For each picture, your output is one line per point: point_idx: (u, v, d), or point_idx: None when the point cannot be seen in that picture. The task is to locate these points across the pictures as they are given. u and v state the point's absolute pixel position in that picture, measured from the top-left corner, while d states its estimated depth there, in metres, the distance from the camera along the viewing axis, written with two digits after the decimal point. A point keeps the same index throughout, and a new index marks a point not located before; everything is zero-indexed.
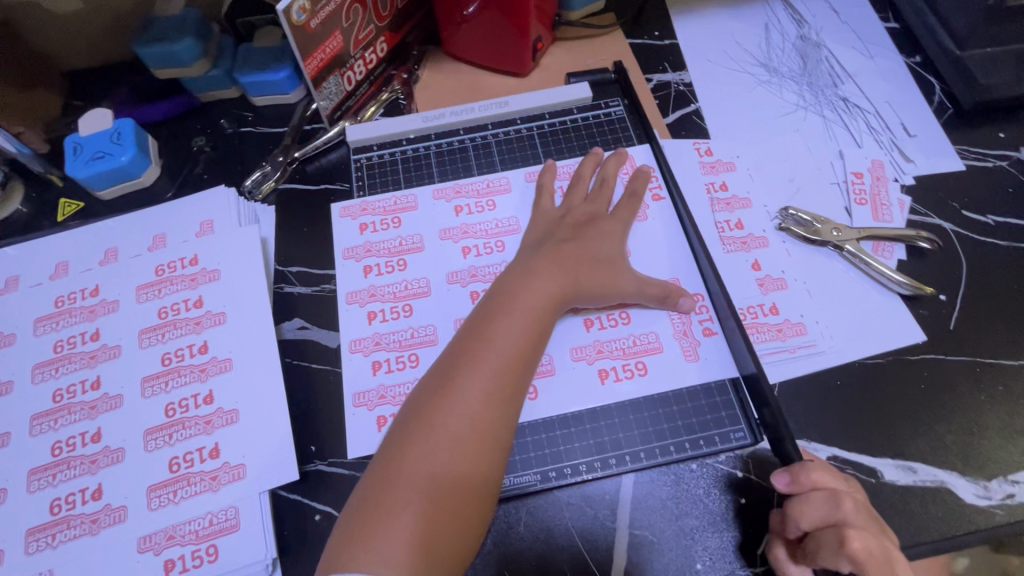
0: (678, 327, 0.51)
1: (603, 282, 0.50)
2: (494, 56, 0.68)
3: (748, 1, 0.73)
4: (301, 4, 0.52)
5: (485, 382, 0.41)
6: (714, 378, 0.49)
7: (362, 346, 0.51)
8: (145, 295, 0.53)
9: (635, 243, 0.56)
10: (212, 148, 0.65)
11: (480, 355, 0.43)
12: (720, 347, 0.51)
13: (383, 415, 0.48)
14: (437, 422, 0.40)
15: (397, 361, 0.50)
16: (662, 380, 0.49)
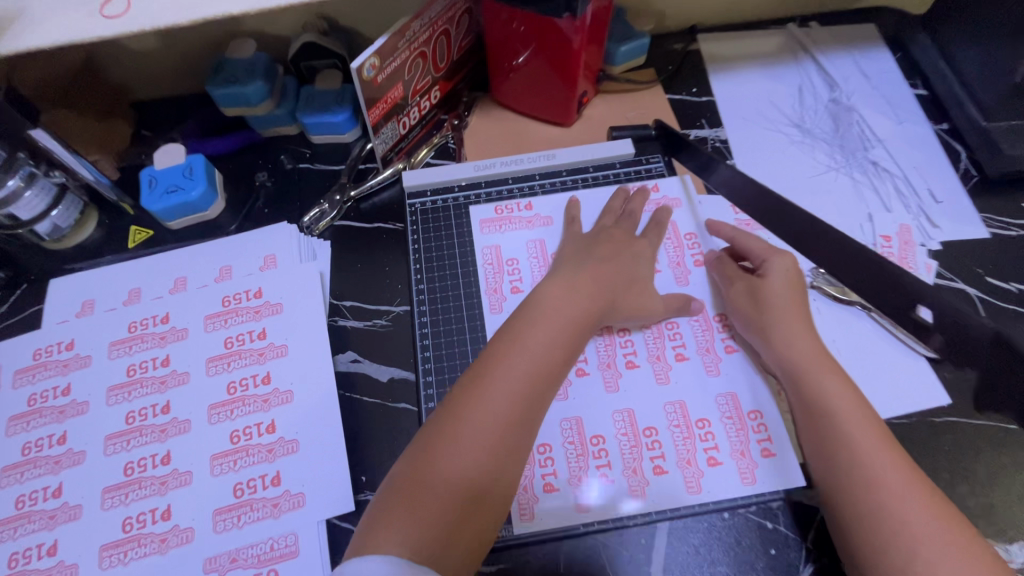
0: (702, 344, 0.58)
1: (634, 303, 0.57)
2: (540, 106, 0.72)
3: (782, 62, 0.77)
4: (371, 62, 0.56)
5: (490, 408, 0.44)
6: (729, 391, 0.55)
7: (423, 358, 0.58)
8: (213, 324, 0.56)
9: (664, 263, 0.62)
10: (273, 183, 0.69)
11: (497, 383, 0.46)
12: (740, 364, 0.56)
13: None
14: (453, 440, 0.43)
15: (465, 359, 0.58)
16: (682, 385, 0.55)
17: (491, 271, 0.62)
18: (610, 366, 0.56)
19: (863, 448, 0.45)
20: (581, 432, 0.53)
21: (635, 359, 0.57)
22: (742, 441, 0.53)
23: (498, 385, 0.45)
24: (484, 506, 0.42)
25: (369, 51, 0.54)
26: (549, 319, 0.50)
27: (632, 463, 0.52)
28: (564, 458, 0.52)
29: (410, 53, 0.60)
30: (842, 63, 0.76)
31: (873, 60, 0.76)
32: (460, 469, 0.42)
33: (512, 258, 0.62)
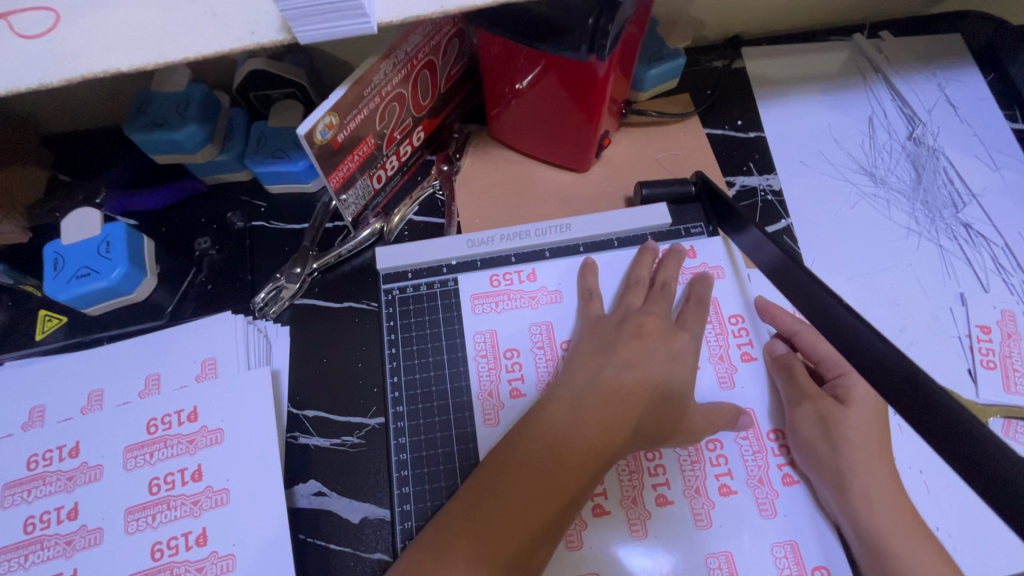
0: (753, 472, 0.42)
1: (669, 425, 0.42)
2: (549, 147, 0.58)
3: (847, 86, 0.62)
4: (328, 120, 0.41)
5: (489, 534, 0.35)
6: (792, 542, 0.40)
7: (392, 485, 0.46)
8: (134, 460, 0.44)
9: (703, 358, 0.46)
10: (218, 251, 0.55)
11: (502, 502, 0.36)
12: (803, 502, 0.41)
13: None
14: (437, 570, 0.34)
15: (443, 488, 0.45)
16: (732, 530, 0.40)
17: (483, 367, 0.48)
18: (636, 503, 0.41)
19: None
20: None
21: (668, 493, 0.41)
22: None
23: (505, 507, 0.36)
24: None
25: (323, 108, 0.40)
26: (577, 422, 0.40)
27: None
28: None
29: (382, 99, 0.46)
30: (922, 88, 0.61)
31: (961, 85, 0.62)
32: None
33: (510, 346, 0.49)
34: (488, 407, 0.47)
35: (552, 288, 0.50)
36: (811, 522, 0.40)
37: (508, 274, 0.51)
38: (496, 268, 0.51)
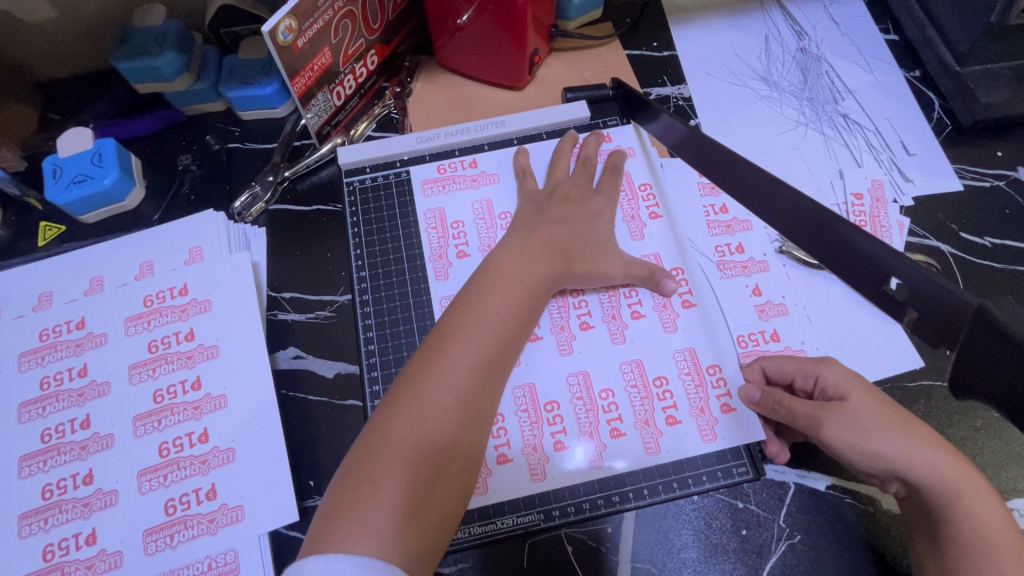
0: (658, 300, 0.52)
1: (588, 269, 0.50)
2: (489, 68, 0.66)
3: (748, 10, 0.71)
4: (287, 24, 0.50)
5: (461, 363, 0.41)
6: (689, 347, 0.51)
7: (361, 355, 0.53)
8: (134, 327, 0.51)
9: (618, 218, 0.56)
10: (198, 166, 0.62)
11: (465, 337, 0.42)
12: (699, 319, 0.52)
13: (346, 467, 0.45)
14: (421, 397, 0.39)
15: (402, 347, 0.53)
16: (641, 343, 0.50)
17: (435, 239, 0.56)
18: (563, 329, 0.51)
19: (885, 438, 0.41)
20: (528, 392, 0.48)
21: (590, 320, 0.51)
22: (702, 398, 0.49)
23: (470, 341, 0.42)
24: (457, 470, 0.38)
25: (282, 11, 0.49)
26: (516, 272, 0.47)
27: (591, 429, 0.47)
28: (518, 428, 0.47)
29: (335, 13, 0.54)
30: (809, 9, 0.71)
31: (842, 5, 0.71)
32: (434, 433, 0.38)
33: (458, 217, 0.57)
34: (439, 270, 0.55)
35: (491, 172, 0.59)
36: (704, 335, 0.51)
37: (452, 164, 0.59)
38: (445, 156, 0.60)
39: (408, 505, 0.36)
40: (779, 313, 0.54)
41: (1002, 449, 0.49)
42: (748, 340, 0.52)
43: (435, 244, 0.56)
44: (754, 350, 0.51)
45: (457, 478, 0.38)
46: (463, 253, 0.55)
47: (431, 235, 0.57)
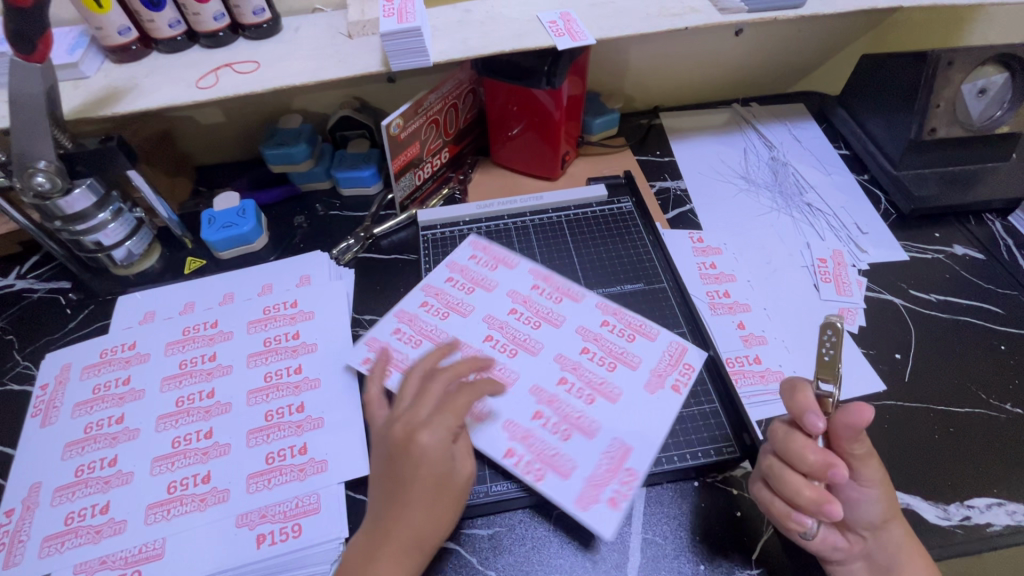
0: (651, 383, 0.59)
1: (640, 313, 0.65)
2: (531, 165, 0.87)
3: (730, 132, 0.93)
4: (397, 122, 0.71)
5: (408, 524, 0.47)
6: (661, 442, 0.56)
7: (433, 289, 0.69)
8: (255, 328, 0.66)
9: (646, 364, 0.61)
10: (308, 225, 0.82)
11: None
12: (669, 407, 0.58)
13: (428, 301, 0.68)
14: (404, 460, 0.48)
15: (461, 304, 0.67)
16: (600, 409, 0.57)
17: (508, 309, 0.66)
18: (553, 380, 0.60)
19: None
20: (504, 351, 0.62)
21: (573, 392, 0.59)
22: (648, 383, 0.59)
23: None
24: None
25: (396, 114, 0.70)
26: (405, 523, 0.47)
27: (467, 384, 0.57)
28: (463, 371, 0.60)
29: (425, 119, 0.76)
30: (778, 131, 0.93)
31: (804, 129, 0.93)
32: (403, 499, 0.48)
33: (685, 364, 0.61)
34: (465, 308, 0.66)
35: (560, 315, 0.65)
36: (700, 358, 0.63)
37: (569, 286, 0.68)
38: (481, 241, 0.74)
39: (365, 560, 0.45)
40: (760, 343, 0.66)
41: (960, 457, 0.57)
42: (738, 362, 0.64)
43: (471, 290, 0.68)
44: (743, 370, 0.63)
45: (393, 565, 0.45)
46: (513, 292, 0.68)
47: (477, 294, 0.68)
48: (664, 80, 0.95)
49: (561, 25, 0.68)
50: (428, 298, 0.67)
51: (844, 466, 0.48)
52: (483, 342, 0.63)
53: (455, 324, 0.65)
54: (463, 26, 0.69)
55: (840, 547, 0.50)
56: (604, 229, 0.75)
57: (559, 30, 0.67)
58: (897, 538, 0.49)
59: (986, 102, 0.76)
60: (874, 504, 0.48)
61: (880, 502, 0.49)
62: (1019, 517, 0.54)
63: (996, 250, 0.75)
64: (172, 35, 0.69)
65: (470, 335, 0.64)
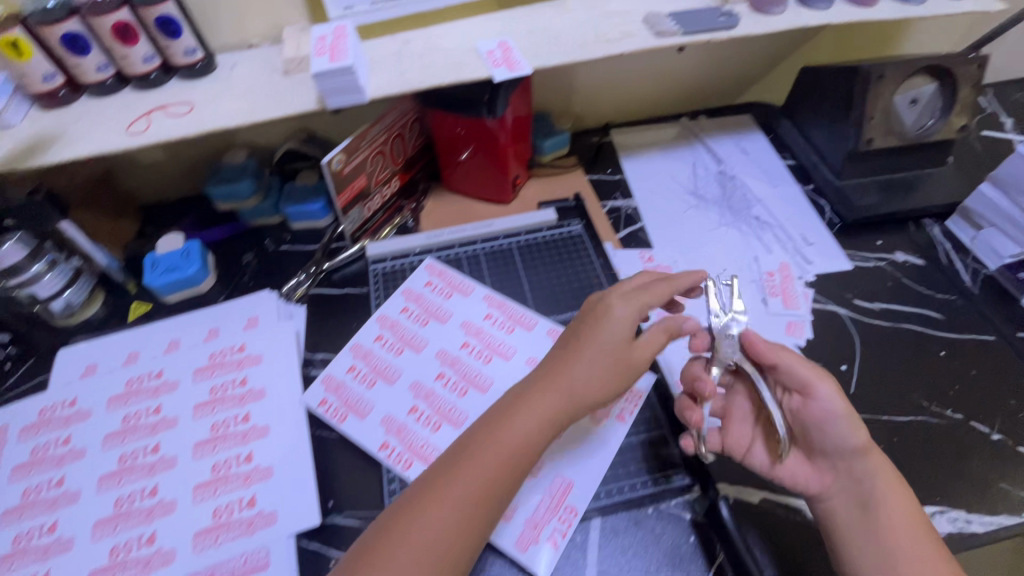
0: (596, 415, 0.61)
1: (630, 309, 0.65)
2: (483, 189, 0.87)
3: (679, 147, 0.95)
4: (339, 157, 0.70)
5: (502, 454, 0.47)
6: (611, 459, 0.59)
7: (387, 321, 0.68)
8: (201, 376, 0.65)
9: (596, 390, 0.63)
10: (258, 262, 0.81)
11: (470, 484, 0.46)
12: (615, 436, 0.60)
13: (383, 334, 0.67)
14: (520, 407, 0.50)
15: (416, 340, 0.66)
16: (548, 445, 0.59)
17: (461, 344, 0.66)
18: None
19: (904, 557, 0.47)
20: (455, 390, 0.62)
21: None
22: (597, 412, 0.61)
23: (442, 522, 0.44)
24: (467, 562, 0.44)
25: (337, 149, 0.69)
26: (509, 435, 0.48)
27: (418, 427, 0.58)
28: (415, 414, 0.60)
29: (370, 151, 0.75)
30: (725, 144, 0.94)
31: (751, 141, 0.94)
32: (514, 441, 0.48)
33: (633, 392, 0.63)
34: (418, 342, 0.66)
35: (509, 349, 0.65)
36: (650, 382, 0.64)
37: (522, 313, 0.68)
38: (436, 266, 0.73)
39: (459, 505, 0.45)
40: None
41: (904, 467, 0.59)
42: None
43: (424, 322, 0.68)
44: None
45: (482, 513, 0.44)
46: (468, 324, 0.67)
47: (431, 327, 0.67)
48: (614, 98, 0.96)
49: (499, 54, 0.68)
50: (373, 341, 0.66)
51: (806, 393, 0.53)
52: (435, 381, 0.63)
53: (408, 361, 0.64)
54: (401, 59, 0.69)
55: (807, 473, 0.53)
56: (555, 255, 0.75)
57: (497, 60, 0.67)
58: (873, 466, 0.51)
59: (918, 111, 0.79)
60: (849, 432, 0.51)
61: (854, 431, 0.51)
62: (960, 523, 0.55)
63: (934, 255, 0.78)
64: (101, 78, 0.67)
65: (423, 374, 0.63)
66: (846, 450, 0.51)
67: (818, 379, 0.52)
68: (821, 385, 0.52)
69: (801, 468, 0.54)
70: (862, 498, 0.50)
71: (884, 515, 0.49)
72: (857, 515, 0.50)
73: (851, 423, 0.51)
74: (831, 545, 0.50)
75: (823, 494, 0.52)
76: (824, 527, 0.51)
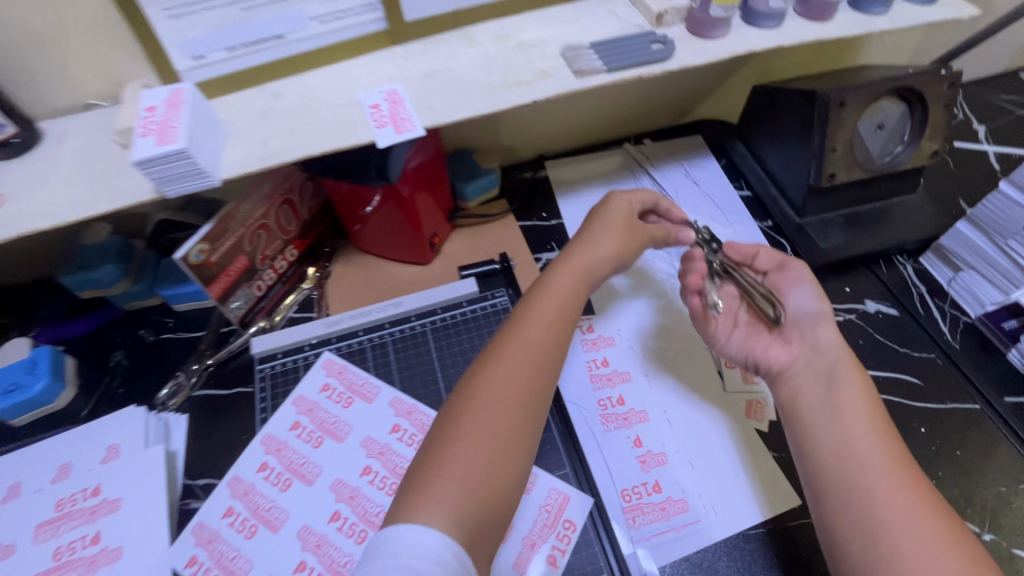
0: (520, 559, 0.52)
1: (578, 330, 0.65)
2: (398, 249, 0.75)
3: (621, 179, 0.84)
4: (199, 247, 0.57)
5: (500, 394, 0.46)
6: None
7: (272, 443, 0.56)
8: (42, 535, 0.53)
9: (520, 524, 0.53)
10: (130, 360, 0.68)
11: (500, 397, 0.46)
12: None
13: (267, 461, 0.55)
14: (511, 346, 0.49)
15: (308, 469, 0.55)
16: None
17: (361, 470, 0.55)
18: None
19: (860, 465, 0.46)
20: (354, 533, 0.51)
21: None
22: (521, 554, 0.52)
23: (463, 458, 0.43)
24: (514, 473, 0.44)
25: (194, 239, 0.56)
26: (513, 358, 0.48)
27: None
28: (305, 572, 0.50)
29: (246, 229, 0.63)
30: (673, 174, 0.83)
31: (701, 169, 0.84)
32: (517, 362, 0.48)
33: (565, 522, 0.53)
34: (310, 472, 0.55)
35: None
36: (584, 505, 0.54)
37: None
38: (334, 364, 0.61)
39: (490, 438, 0.44)
40: (660, 463, 0.58)
41: None
42: (633, 494, 0.56)
43: (318, 442, 0.56)
44: (639, 505, 0.55)
45: (506, 423, 0.45)
46: (372, 441, 0.56)
47: (326, 447, 0.56)
48: (546, 125, 0.84)
49: (385, 109, 0.56)
50: (256, 474, 0.55)
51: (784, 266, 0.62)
52: (327, 525, 0.52)
53: (297, 500, 0.53)
54: (265, 122, 0.56)
55: (779, 348, 0.58)
56: (476, 337, 0.64)
57: (382, 119, 0.55)
58: (842, 381, 0.52)
59: (884, 137, 0.69)
60: (812, 299, 0.58)
61: (818, 299, 0.58)
62: None
63: (909, 301, 0.69)
64: None
65: (314, 515, 0.52)
66: (823, 319, 0.56)
67: (794, 282, 0.60)
68: (789, 273, 0.61)
69: (771, 342, 0.58)
70: (826, 370, 0.53)
71: (840, 425, 0.49)
72: (827, 399, 0.52)
73: (813, 291, 0.59)
74: (799, 440, 0.51)
75: (787, 372, 0.56)
76: (791, 421, 0.53)
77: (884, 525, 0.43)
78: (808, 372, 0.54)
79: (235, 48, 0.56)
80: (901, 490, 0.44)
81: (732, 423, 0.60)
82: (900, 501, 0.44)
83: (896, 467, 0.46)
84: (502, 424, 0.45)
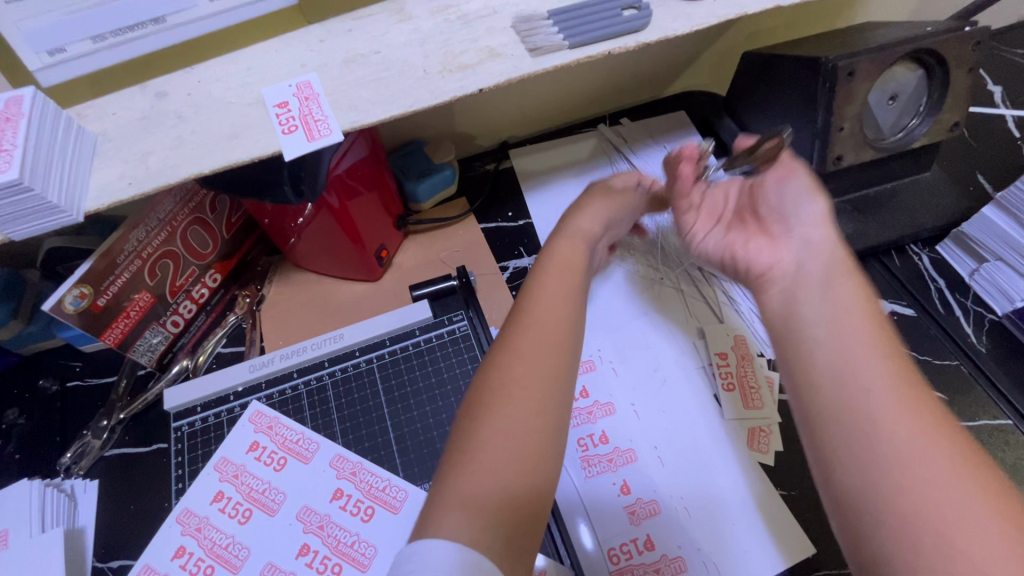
0: None
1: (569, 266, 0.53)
2: (339, 267, 0.64)
3: (596, 167, 0.73)
4: (79, 291, 0.49)
5: (518, 381, 0.39)
6: None
7: (190, 522, 0.48)
8: None
9: None
10: (27, 419, 0.58)
11: (521, 383, 0.38)
12: None
13: (185, 545, 0.47)
14: (527, 321, 0.41)
15: (234, 552, 0.47)
16: None
17: (297, 549, 0.46)
18: None
19: (872, 421, 0.32)
20: None
21: None
22: None
23: (489, 462, 0.35)
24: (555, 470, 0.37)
25: (68, 283, 0.48)
26: (526, 337, 0.40)
27: None
28: None
29: (143, 261, 0.53)
30: (655, 159, 0.73)
31: None
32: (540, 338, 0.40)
33: None
34: (237, 556, 0.46)
35: (368, 555, 0.46)
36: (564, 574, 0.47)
37: (384, 485, 0.49)
38: (263, 418, 0.52)
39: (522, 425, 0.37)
40: (651, 512, 0.50)
41: None
42: (620, 555, 0.48)
43: (246, 517, 0.48)
44: (628, 568, 0.48)
45: (538, 406, 0.38)
46: (310, 513, 0.48)
47: (255, 523, 0.48)
48: (505, 106, 0.72)
49: (294, 108, 0.44)
50: (174, 561, 0.46)
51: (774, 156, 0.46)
52: None
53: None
54: (142, 132, 0.44)
55: (764, 246, 0.44)
56: (430, 371, 0.55)
57: (290, 121, 0.44)
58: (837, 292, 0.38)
59: (896, 110, 0.60)
60: (803, 195, 0.43)
61: (812, 193, 0.43)
62: None
63: (926, 298, 0.60)
64: None
65: None
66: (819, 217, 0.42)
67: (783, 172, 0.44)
68: (774, 167, 0.44)
69: (761, 241, 0.45)
70: (815, 276, 0.40)
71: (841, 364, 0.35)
72: (823, 309, 0.38)
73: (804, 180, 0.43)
74: (788, 361, 0.38)
75: (770, 278, 0.43)
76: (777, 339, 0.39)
77: (890, 460, 0.31)
78: (792, 282, 0.40)
79: (101, 37, 0.42)
80: (927, 454, 0.30)
81: (734, 458, 0.52)
82: (906, 427, 0.31)
83: (899, 380, 0.33)
84: (529, 410, 0.37)
